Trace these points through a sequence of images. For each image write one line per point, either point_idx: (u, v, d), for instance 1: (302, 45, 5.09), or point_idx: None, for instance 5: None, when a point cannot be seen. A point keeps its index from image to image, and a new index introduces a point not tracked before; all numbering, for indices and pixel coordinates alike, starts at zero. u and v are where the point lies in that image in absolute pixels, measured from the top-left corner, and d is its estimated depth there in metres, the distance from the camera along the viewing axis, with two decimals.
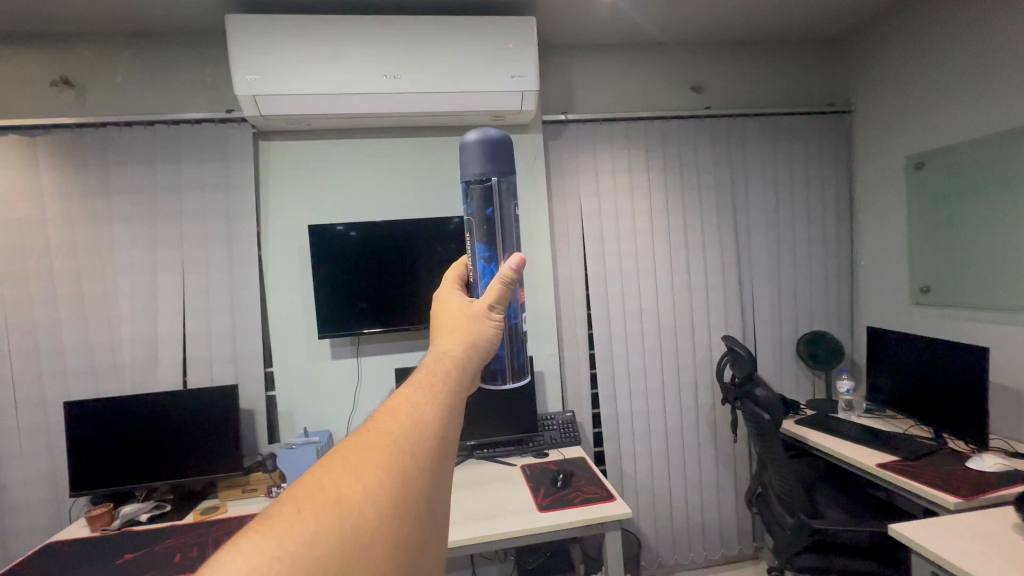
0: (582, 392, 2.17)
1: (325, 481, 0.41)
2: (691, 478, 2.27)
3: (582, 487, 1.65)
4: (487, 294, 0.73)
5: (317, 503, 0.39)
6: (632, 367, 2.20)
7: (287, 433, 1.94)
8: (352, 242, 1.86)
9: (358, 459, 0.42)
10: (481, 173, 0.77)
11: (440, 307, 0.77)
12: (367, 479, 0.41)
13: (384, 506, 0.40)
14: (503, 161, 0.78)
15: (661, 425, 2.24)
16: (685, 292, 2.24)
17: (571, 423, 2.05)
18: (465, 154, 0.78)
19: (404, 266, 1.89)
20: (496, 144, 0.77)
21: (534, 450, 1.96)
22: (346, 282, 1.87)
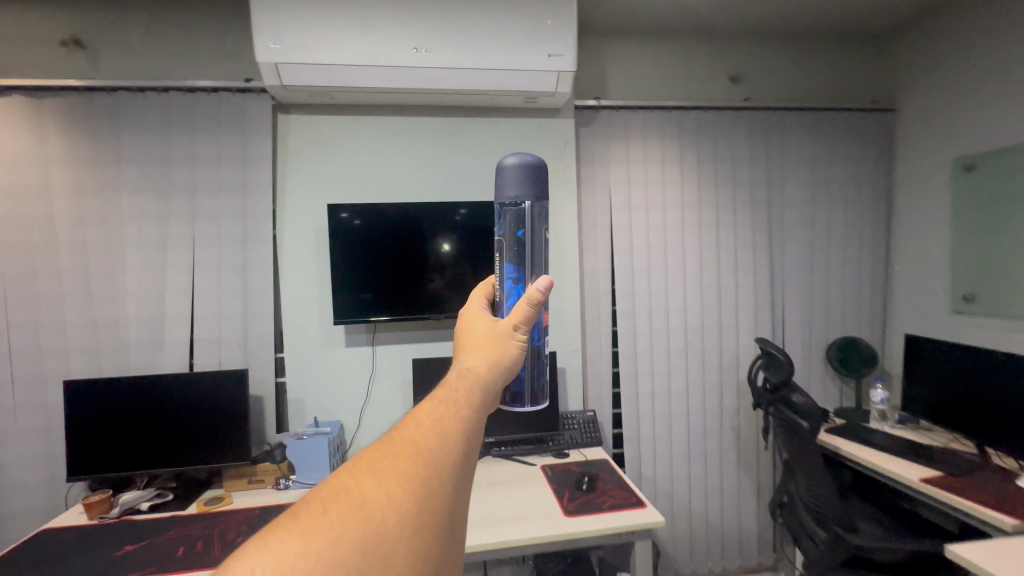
0: (604, 391, 2.08)
1: (351, 482, 0.42)
2: (712, 486, 2.18)
3: (608, 492, 1.55)
4: (512, 312, 0.61)
5: (344, 503, 0.40)
6: (657, 367, 2.11)
7: (297, 422, 1.85)
8: (373, 224, 1.77)
9: (384, 463, 0.44)
10: (515, 196, 0.65)
11: (462, 323, 0.66)
12: (392, 485, 0.42)
13: (408, 513, 0.40)
14: (536, 185, 0.66)
15: (684, 428, 2.15)
16: (715, 291, 2.14)
17: (593, 424, 1.96)
18: (499, 173, 0.66)
19: (426, 252, 1.80)
20: (533, 166, 0.65)
21: (555, 451, 1.87)
22: (365, 266, 1.78)
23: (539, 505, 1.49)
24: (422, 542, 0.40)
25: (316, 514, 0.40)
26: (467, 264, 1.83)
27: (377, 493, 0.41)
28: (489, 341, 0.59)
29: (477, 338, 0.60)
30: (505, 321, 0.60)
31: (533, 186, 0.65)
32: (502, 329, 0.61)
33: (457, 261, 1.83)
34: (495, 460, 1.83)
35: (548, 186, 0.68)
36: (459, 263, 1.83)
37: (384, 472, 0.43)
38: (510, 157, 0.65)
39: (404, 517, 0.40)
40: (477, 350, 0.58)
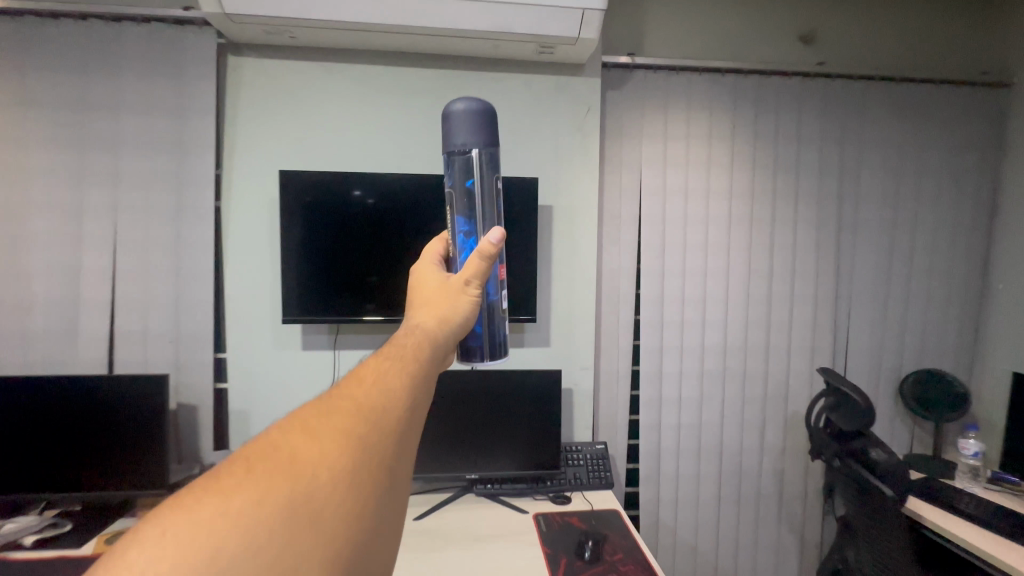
0: (618, 419, 1.70)
1: (280, 440, 0.36)
2: (745, 540, 1.78)
3: (618, 568, 1.17)
4: (464, 266, 0.54)
5: (269, 466, 0.34)
6: (685, 392, 1.72)
7: (238, 438, 1.52)
8: (354, 204, 1.43)
9: (318, 425, 0.37)
10: (459, 147, 0.61)
11: (414, 279, 0.59)
12: (325, 446, 0.36)
13: (343, 478, 0.34)
14: (481, 134, 0.61)
15: (714, 468, 1.75)
16: (764, 304, 1.73)
17: (602, 460, 1.59)
18: (448, 120, 0.62)
19: (412, 240, 1.45)
20: (478, 110, 0.60)
21: (553, 493, 1.50)
22: (336, 253, 1.44)
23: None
24: (358, 510, 0.34)
25: (235, 476, 0.34)
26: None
27: (307, 456, 0.35)
28: (440, 294, 0.54)
29: (426, 294, 0.54)
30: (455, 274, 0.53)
31: (478, 136, 0.61)
32: (454, 282, 0.54)
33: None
34: (477, 501, 1.47)
35: (496, 135, 0.63)
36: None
37: (318, 431, 0.37)
38: (455, 102, 0.60)
39: (338, 482, 0.34)
40: (428, 306, 0.53)
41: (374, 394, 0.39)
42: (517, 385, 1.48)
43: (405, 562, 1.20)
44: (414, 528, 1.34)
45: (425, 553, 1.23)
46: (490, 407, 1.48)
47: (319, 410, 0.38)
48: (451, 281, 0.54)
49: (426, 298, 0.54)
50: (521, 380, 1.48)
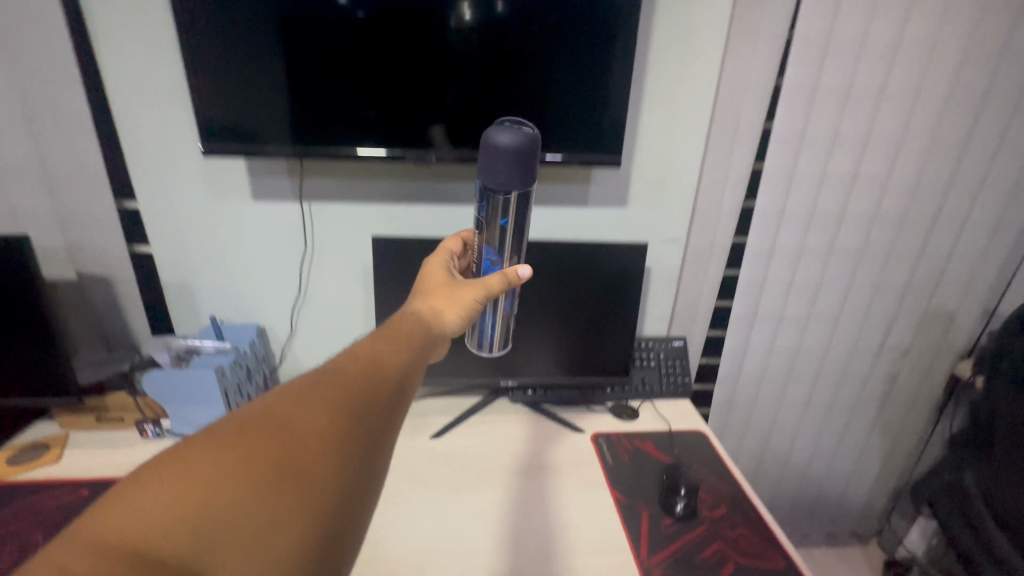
0: (702, 308, 1.24)
1: (276, 409, 0.41)
2: (826, 447, 1.49)
3: (724, 532, 0.82)
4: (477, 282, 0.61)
5: (271, 428, 0.40)
6: (799, 275, 1.24)
7: (185, 322, 1.09)
8: (334, 13, 0.81)
9: (316, 397, 0.43)
10: (491, 190, 0.53)
11: (427, 274, 0.66)
12: (324, 418, 0.42)
13: (337, 445, 0.41)
14: (517, 178, 0.51)
15: (812, 370, 1.37)
16: (953, 152, 1.13)
17: (679, 361, 1.19)
18: (485, 151, 0.51)
19: (430, 50, 0.83)
20: (517, 151, 0.49)
21: (614, 404, 1.14)
22: (309, 94, 0.85)
23: (591, 556, 0.78)
24: (341, 475, 0.40)
25: (237, 434, 0.38)
26: (494, 59, 0.85)
27: (304, 422, 0.41)
28: (447, 293, 0.61)
29: (432, 288, 0.62)
30: (467, 285, 0.61)
31: (512, 183, 0.51)
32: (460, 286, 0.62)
33: (477, 56, 0.85)
34: (513, 410, 1.11)
35: (536, 175, 0.53)
36: (487, 71, 0.86)
37: (313, 400, 0.42)
38: (496, 135, 0.49)
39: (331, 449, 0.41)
40: (433, 300, 0.60)
41: (365, 373, 0.46)
42: (579, 260, 1.02)
43: (420, 509, 0.85)
44: (431, 451, 0.98)
45: (448, 495, 0.88)
46: (535, 291, 1.03)
47: (311, 382, 0.44)
48: (459, 287, 0.61)
49: (432, 292, 0.62)
50: (585, 253, 1.01)
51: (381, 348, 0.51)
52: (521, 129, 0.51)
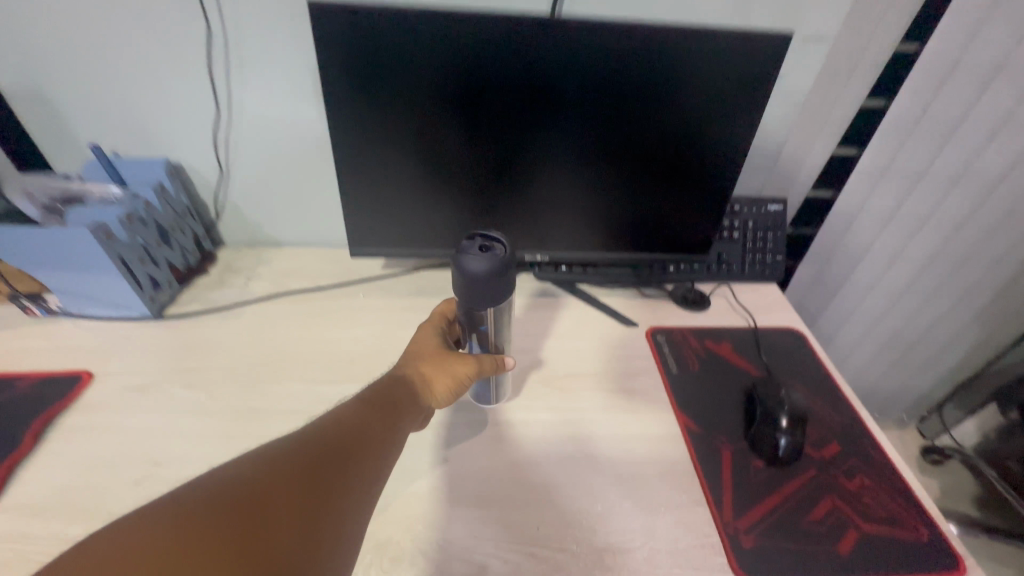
0: (811, 155, 0.89)
1: (252, 466, 0.37)
2: (906, 337, 1.23)
3: (839, 484, 0.58)
4: (469, 361, 0.57)
5: (244, 489, 0.35)
6: (972, 113, 0.84)
7: (72, 154, 0.77)
8: None
9: (295, 461, 0.39)
10: (467, 307, 0.53)
11: (419, 335, 0.60)
12: (301, 484, 0.38)
13: (307, 521, 0.36)
14: (490, 297, 0.50)
15: (933, 252, 1.03)
16: None
17: (771, 232, 0.85)
18: (457, 274, 0.50)
19: None
20: (489, 277, 0.48)
21: (675, 288, 0.84)
22: None
23: (646, 512, 0.55)
24: (302, 560, 0.35)
25: (206, 499, 0.34)
26: None
27: (280, 488, 0.37)
28: (440, 363, 0.56)
29: (425, 352, 0.58)
30: (461, 361, 0.57)
31: (487, 301, 0.51)
32: (454, 355, 0.58)
33: None
34: (539, 291, 0.84)
35: (510, 287, 0.52)
36: None
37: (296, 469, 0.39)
38: (465, 262, 0.48)
39: (299, 523, 0.36)
40: (422, 369, 0.56)
41: (347, 442, 0.43)
42: (659, 69, 0.61)
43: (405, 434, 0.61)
44: None
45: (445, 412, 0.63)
46: (581, 122, 0.65)
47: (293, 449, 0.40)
48: (452, 358, 0.57)
49: (424, 356, 0.57)
50: (670, 54, 0.60)
51: (366, 411, 0.47)
52: (491, 248, 0.49)
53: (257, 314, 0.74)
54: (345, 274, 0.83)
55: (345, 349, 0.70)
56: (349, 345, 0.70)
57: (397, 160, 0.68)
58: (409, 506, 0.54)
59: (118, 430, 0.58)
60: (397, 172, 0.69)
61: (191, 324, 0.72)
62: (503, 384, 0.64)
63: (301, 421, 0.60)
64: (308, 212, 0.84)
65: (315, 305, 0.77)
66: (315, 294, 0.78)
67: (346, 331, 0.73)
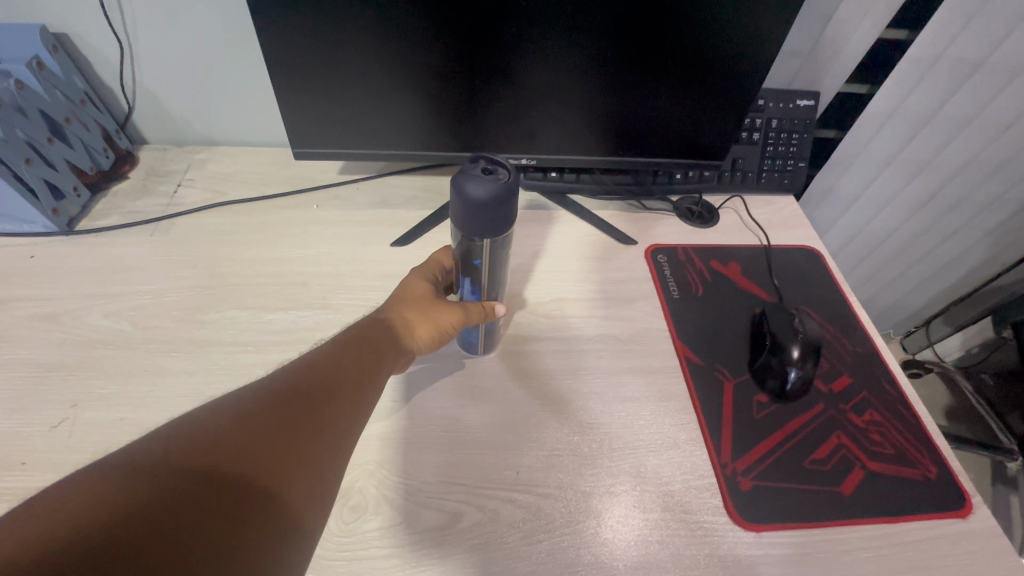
0: (850, 30, 0.75)
1: (210, 418, 0.29)
2: (914, 252, 1.16)
3: (847, 420, 0.53)
4: (459, 310, 0.48)
5: (189, 454, 0.26)
6: None
7: None
8: None
9: (258, 415, 0.30)
10: (461, 237, 0.42)
11: (406, 279, 0.50)
12: (269, 439, 0.29)
13: (281, 486, 0.28)
14: (485, 234, 0.39)
15: (962, 159, 0.92)
16: None
17: (797, 134, 0.72)
18: (453, 198, 0.38)
19: None
20: (489, 211, 0.37)
21: (681, 200, 0.74)
22: None
23: (635, 453, 0.50)
24: (267, 538, 0.27)
25: (152, 459, 0.26)
26: None
27: (245, 447, 0.28)
28: (425, 307, 0.47)
29: (409, 295, 0.48)
30: (449, 309, 0.47)
31: (481, 236, 0.40)
32: (441, 302, 0.48)
33: None
34: (524, 202, 0.72)
35: (513, 223, 0.40)
36: None
37: (263, 415, 0.31)
38: (464, 186, 0.37)
39: (270, 488, 0.28)
40: (404, 313, 0.46)
41: (319, 381, 0.35)
42: None
43: None
44: (388, 268, 0.61)
45: None
46: None
47: (254, 393, 0.32)
48: (438, 303, 0.47)
49: (409, 300, 0.47)
50: None
51: (343, 353, 0.38)
52: (495, 173, 0.37)
53: (188, 228, 0.63)
54: (294, 180, 0.70)
55: (294, 271, 0.60)
56: (299, 265, 0.60)
57: (339, 27, 0.52)
58: (372, 448, 0.48)
59: (25, 366, 0.50)
60: (343, 45, 0.53)
61: (110, 240, 0.61)
62: (494, 332, 0.55)
63: (243, 355, 0.52)
64: (245, 102, 0.69)
65: (258, 218, 0.65)
66: (259, 204, 0.66)
67: (295, 249, 0.62)
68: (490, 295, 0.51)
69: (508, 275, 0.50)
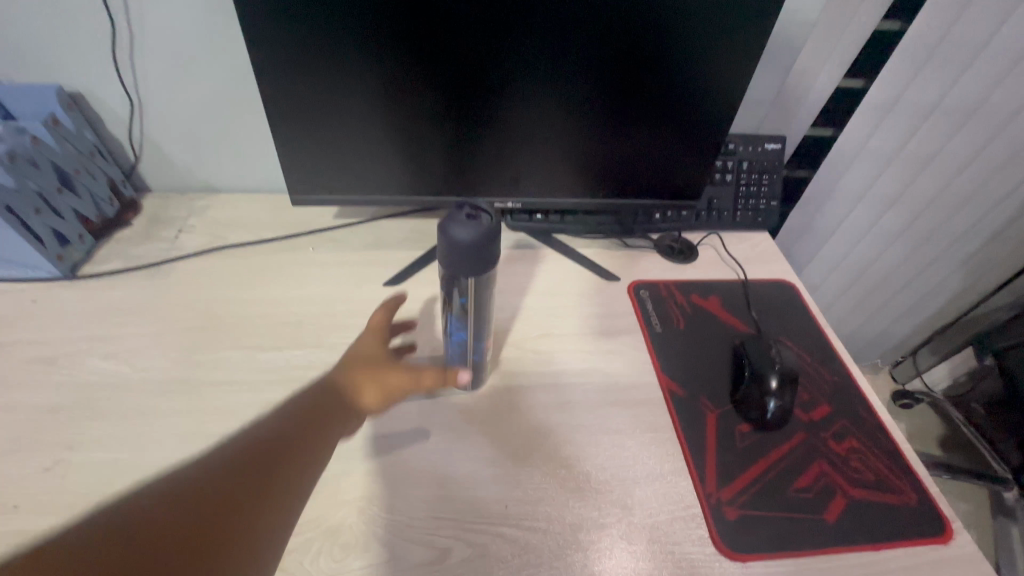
0: (810, 80, 0.81)
1: (155, 500, 0.34)
2: (891, 284, 1.20)
3: (827, 447, 0.54)
4: (409, 373, 0.51)
5: (135, 539, 0.31)
6: (989, 40, 0.76)
7: None
8: None
9: (203, 496, 0.35)
10: (446, 276, 0.44)
11: (361, 340, 0.53)
12: (205, 521, 0.34)
13: (216, 565, 0.33)
14: (469, 274, 0.42)
15: (926, 196, 0.98)
16: None
17: (767, 175, 0.77)
18: (440, 240, 0.41)
19: None
20: (472, 252, 0.40)
21: (662, 238, 0.77)
22: None
23: (622, 485, 0.50)
24: None
25: (99, 544, 0.30)
26: None
27: (185, 531, 0.33)
28: (374, 372, 0.50)
29: (360, 359, 0.51)
30: (399, 372, 0.51)
31: (464, 275, 0.42)
32: (391, 366, 0.51)
33: None
34: (512, 243, 0.76)
35: (496, 264, 0.43)
36: None
37: (208, 496, 0.35)
38: (449, 230, 0.39)
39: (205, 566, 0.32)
40: (352, 380, 0.49)
41: (263, 460, 0.40)
42: None
43: None
44: (379, 306, 0.63)
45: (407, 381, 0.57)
46: (560, 38, 0.55)
47: (200, 472, 0.37)
48: (388, 368, 0.51)
49: (361, 363, 0.51)
50: None
51: (290, 429, 0.44)
52: (478, 217, 0.40)
53: (186, 272, 0.65)
54: (291, 224, 0.73)
55: (290, 311, 0.62)
56: (294, 306, 0.62)
57: (338, 85, 0.57)
58: (364, 483, 0.49)
59: (25, 408, 0.51)
60: (343, 101, 0.58)
61: (112, 284, 0.63)
62: (482, 369, 0.56)
63: (237, 394, 0.53)
64: (246, 151, 0.73)
65: (256, 261, 0.67)
66: (256, 248, 0.69)
67: (290, 291, 0.64)
68: (475, 331, 0.52)
69: (492, 313, 0.52)
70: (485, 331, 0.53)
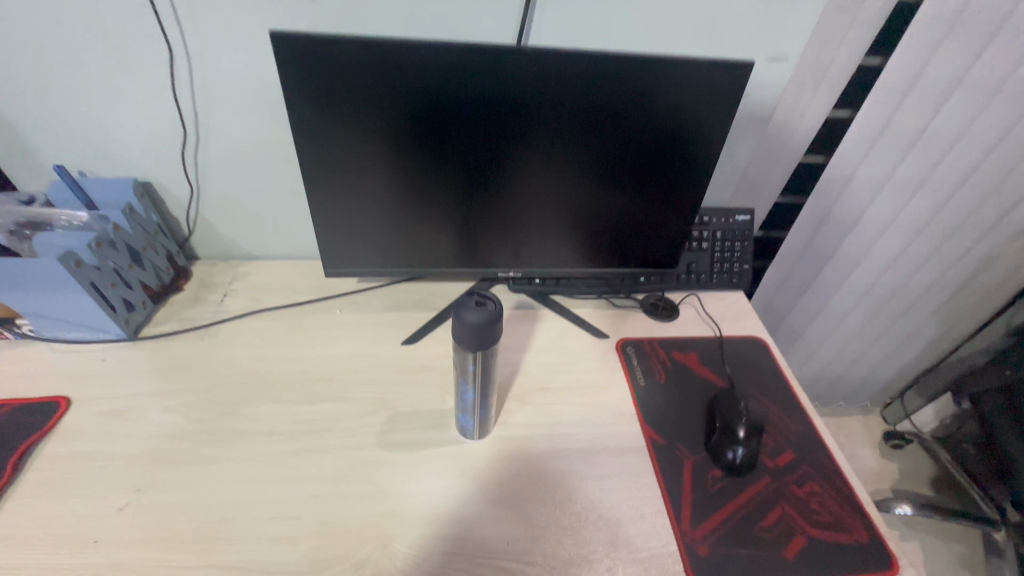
0: None
1: None
2: (870, 332, 1.28)
3: (789, 491, 0.62)
4: None
5: None
6: (929, 128, 0.87)
7: (39, 180, 0.76)
8: None
9: None
10: (458, 349, 0.54)
11: None
12: None
13: None
14: (475, 350, 0.51)
15: (891, 255, 1.07)
16: None
17: (739, 242, 0.87)
18: (453, 321, 0.50)
19: None
20: (478, 333, 0.49)
21: (647, 298, 0.87)
22: None
23: (608, 524, 0.58)
24: None
25: None
26: None
27: None
28: None
29: None
30: None
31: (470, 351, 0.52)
32: None
33: None
34: (514, 303, 0.86)
35: (498, 341, 0.53)
36: None
37: None
38: (462, 315, 0.49)
39: None
40: None
41: None
42: (629, 90, 0.62)
43: (385, 451, 0.63)
44: (398, 363, 0.73)
45: (422, 431, 0.66)
46: (552, 147, 0.66)
47: None
48: None
49: None
50: (636, 73, 0.60)
51: None
52: (484, 304, 0.51)
53: (231, 333, 0.75)
54: (321, 288, 0.84)
55: (320, 368, 0.71)
56: (324, 363, 0.72)
57: (367, 184, 0.68)
58: (385, 522, 0.56)
59: (99, 456, 0.60)
60: (371, 197, 0.69)
61: (169, 344, 0.73)
62: (487, 421, 0.65)
63: (277, 443, 0.62)
64: (283, 225, 0.85)
65: (291, 322, 0.78)
66: (291, 310, 0.79)
67: (321, 350, 0.74)
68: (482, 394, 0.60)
69: (498, 379, 0.60)
70: (490, 394, 0.61)
